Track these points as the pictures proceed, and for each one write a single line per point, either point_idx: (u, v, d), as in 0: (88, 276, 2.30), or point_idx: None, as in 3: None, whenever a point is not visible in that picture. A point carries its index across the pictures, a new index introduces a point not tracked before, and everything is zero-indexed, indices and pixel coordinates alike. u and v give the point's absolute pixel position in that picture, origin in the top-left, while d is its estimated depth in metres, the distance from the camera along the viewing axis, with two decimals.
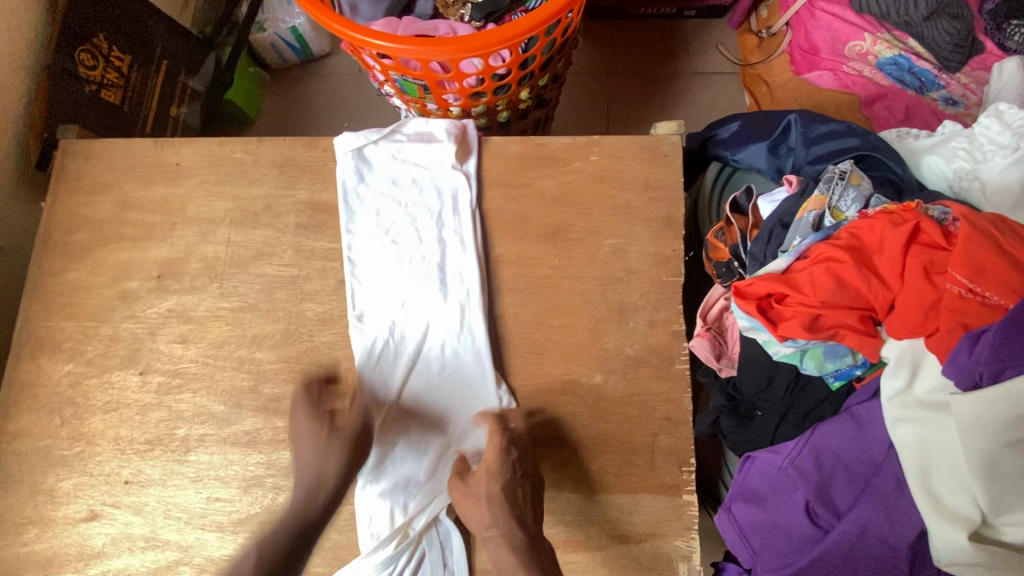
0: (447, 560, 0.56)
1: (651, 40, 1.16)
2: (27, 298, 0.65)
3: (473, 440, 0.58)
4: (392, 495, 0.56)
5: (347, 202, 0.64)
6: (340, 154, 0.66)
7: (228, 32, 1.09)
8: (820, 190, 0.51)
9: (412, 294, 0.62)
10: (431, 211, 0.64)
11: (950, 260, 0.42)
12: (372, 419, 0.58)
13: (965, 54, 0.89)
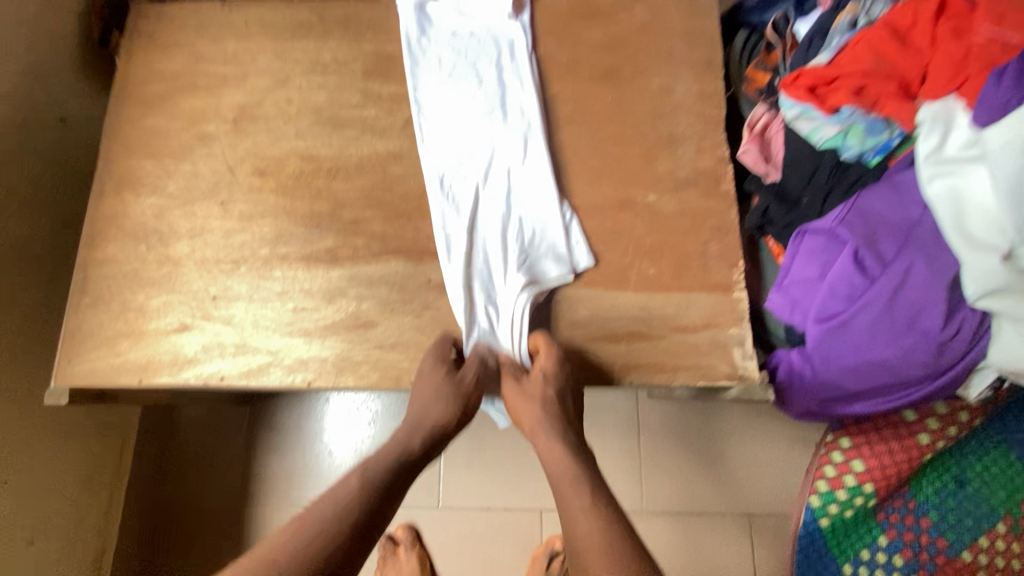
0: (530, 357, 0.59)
1: None
2: (107, 143, 0.68)
3: (543, 253, 0.62)
4: (473, 303, 0.60)
5: (416, 49, 0.69)
6: (405, 12, 0.70)
7: None
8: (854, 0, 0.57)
9: (477, 126, 0.66)
10: (492, 62, 0.69)
11: (974, 20, 0.49)
12: (445, 235, 0.62)
13: None
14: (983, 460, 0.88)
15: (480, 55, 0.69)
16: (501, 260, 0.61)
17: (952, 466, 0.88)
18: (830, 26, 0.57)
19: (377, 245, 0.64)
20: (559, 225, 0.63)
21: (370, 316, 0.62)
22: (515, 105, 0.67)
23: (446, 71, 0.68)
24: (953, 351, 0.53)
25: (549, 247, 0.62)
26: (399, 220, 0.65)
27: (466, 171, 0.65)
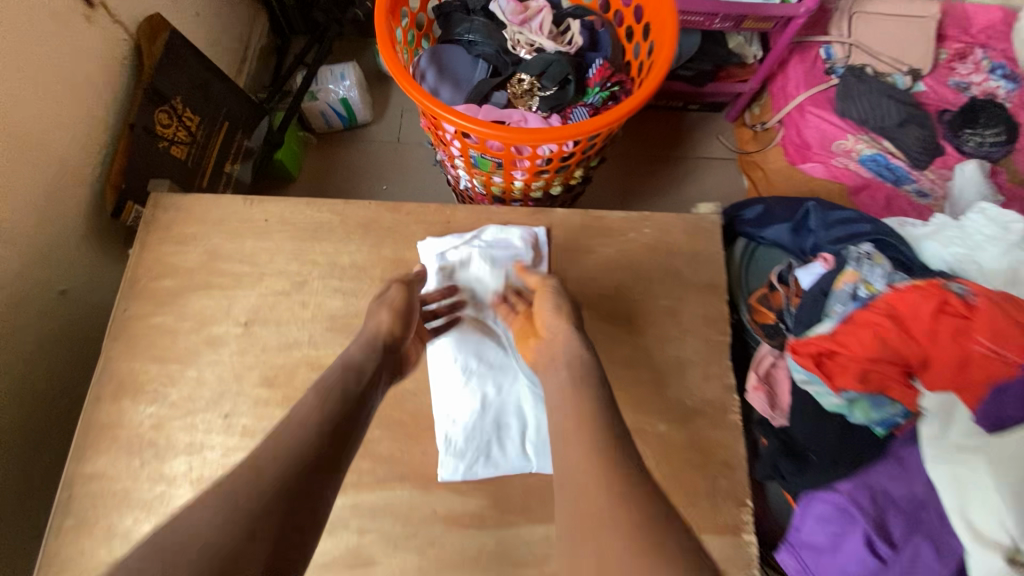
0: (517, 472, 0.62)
1: (659, 128, 1.31)
2: (111, 341, 0.67)
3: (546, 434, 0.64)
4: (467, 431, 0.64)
5: (434, 274, 0.70)
6: (427, 258, 0.72)
7: (281, 99, 1.20)
8: (852, 266, 0.62)
9: (493, 348, 0.68)
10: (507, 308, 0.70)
11: (974, 326, 0.52)
12: (454, 465, 0.62)
13: (931, 155, 1.08)
14: None
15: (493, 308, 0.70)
16: (501, 424, 0.65)
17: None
18: (831, 289, 0.61)
19: (383, 470, 0.62)
20: None
21: (371, 552, 0.59)
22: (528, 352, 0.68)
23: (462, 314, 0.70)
24: None
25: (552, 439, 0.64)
26: (406, 442, 0.63)
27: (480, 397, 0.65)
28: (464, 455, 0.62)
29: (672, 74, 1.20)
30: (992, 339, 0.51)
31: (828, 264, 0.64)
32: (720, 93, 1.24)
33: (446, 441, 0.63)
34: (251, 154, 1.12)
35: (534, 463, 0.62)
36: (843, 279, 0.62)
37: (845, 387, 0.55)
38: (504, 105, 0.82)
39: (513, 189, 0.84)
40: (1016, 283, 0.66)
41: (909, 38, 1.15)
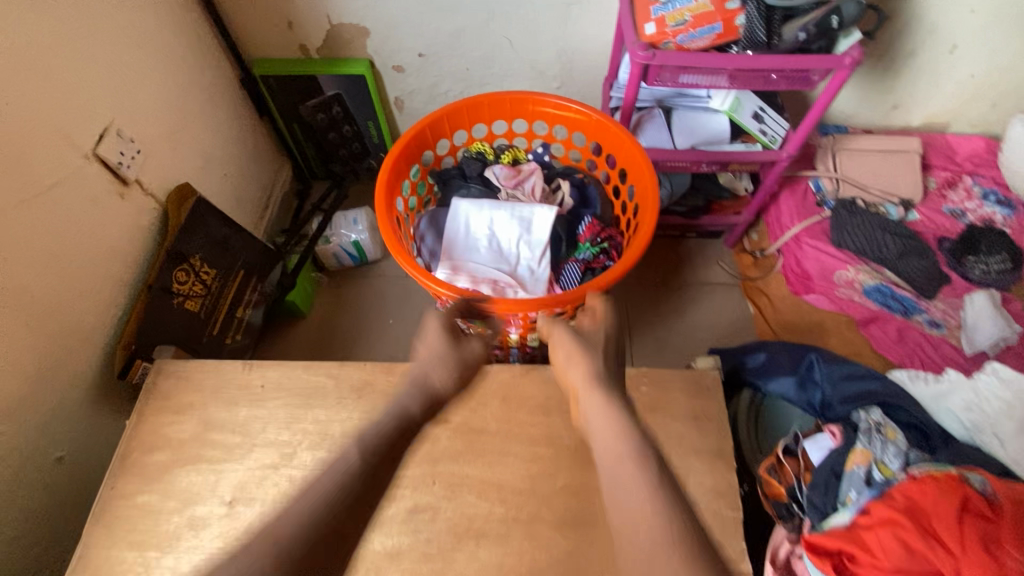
0: (529, 261, 0.80)
1: (659, 258, 1.35)
2: (92, 524, 0.66)
3: (537, 232, 0.81)
4: (476, 230, 0.82)
5: (457, 228, 0.82)
6: (459, 208, 0.83)
7: (297, 243, 1.27)
8: (864, 444, 0.68)
9: (497, 219, 0.82)
10: (505, 215, 0.82)
11: (1001, 532, 0.56)
12: (468, 240, 0.82)
13: (938, 285, 1.07)
14: None
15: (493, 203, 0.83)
16: (509, 244, 0.81)
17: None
18: (843, 470, 0.67)
19: None
20: (523, 220, 0.82)
21: None
22: (519, 223, 0.82)
23: (468, 206, 0.83)
24: None
25: (539, 230, 0.82)
26: None
27: (490, 265, 0.79)
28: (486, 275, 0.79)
29: (666, 209, 1.26)
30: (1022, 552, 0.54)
31: (837, 438, 0.71)
32: (716, 223, 1.29)
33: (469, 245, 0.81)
34: (264, 297, 1.17)
35: (534, 279, 0.79)
36: (855, 459, 0.68)
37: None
38: None
39: (509, 342, 0.85)
40: None
41: (895, 172, 1.19)
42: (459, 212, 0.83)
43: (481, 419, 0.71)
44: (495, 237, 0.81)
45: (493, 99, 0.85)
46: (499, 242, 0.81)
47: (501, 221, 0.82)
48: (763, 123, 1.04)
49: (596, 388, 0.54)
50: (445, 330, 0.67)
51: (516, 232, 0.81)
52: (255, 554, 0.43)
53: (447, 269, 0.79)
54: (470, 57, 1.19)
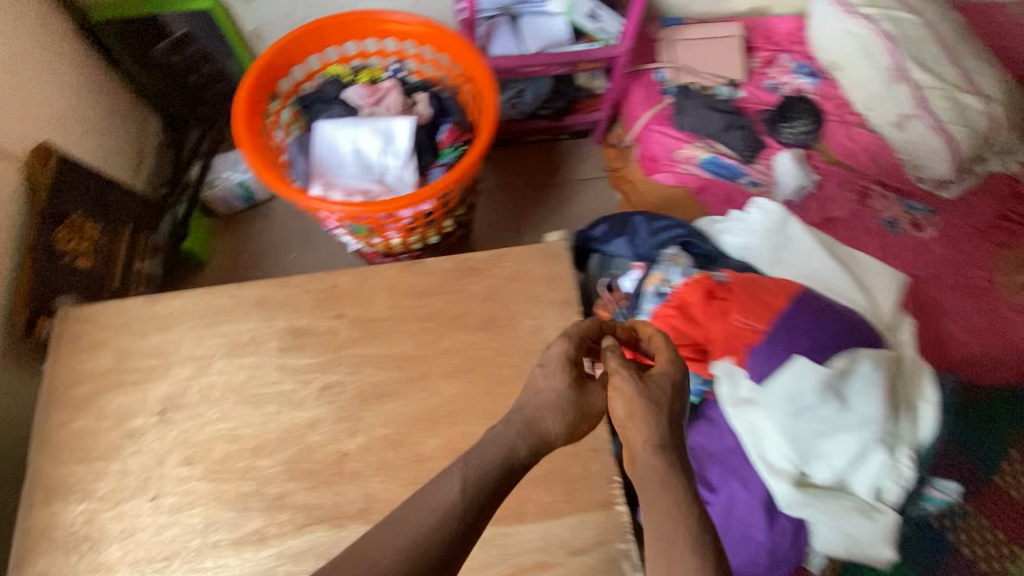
0: (396, 169, 0.90)
1: (535, 160, 1.48)
2: (38, 452, 0.75)
3: (399, 140, 0.90)
4: (343, 146, 0.90)
5: (325, 148, 0.90)
6: (324, 129, 0.91)
7: (180, 193, 1.28)
8: (657, 270, 0.89)
9: (361, 133, 0.91)
10: (368, 129, 0.91)
11: (732, 303, 0.80)
12: (337, 155, 0.90)
13: (755, 151, 1.27)
14: None
15: (356, 120, 0.92)
16: (374, 155, 0.90)
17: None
18: (643, 291, 0.87)
19: (302, 517, 0.72)
20: (384, 132, 0.91)
21: None
22: (382, 134, 0.90)
23: (333, 125, 0.91)
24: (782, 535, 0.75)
25: (400, 139, 0.90)
26: (320, 489, 0.73)
27: (360, 177, 0.89)
28: (357, 187, 0.88)
29: (533, 114, 1.37)
30: (746, 315, 0.79)
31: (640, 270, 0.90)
32: (581, 122, 1.42)
33: (338, 161, 0.90)
34: (157, 249, 1.20)
35: (401, 184, 0.89)
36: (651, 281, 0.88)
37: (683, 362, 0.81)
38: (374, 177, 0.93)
39: (393, 245, 0.97)
40: (780, 263, 0.89)
41: (722, 56, 1.35)
42: (324, 131, 0.91)
43: (373, 309, 0.84)
44: (361, 151, 0.90)
45: (335, 19, 0.91)
46: (365, 155, 0.90)
47: (365, 135, 0.90)
48: (599, 21, 1.14)
49: (656, 460, 0.56)
50: (570, 363, 0.63)
51: (379, 144, 0.90)
52: (396, 550, 0.48)
53: (321, 185, 0.89)
54: None
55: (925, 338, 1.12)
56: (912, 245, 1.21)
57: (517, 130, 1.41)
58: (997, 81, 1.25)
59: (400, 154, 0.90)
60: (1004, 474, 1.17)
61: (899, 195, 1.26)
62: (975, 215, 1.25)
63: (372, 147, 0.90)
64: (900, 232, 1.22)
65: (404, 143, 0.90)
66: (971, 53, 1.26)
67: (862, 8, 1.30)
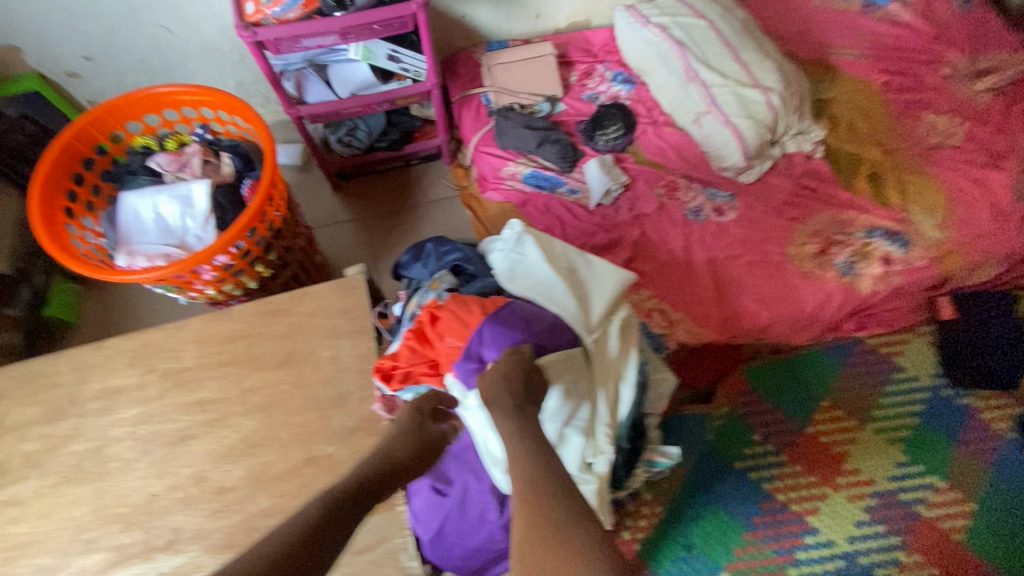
0: (195, 229, 0.99)
1: (391, 188, 1.58)
2: None
3: (197, 203, 0.99)
4: (145, 214, 0.99)
5: (130, 218, 0.99)
6: (127, 199, 1.00)
7: (40, 263, 1.33)
8: (417, 296, 0.95)
9: (160, 200, 0.99)
10: (167, 196, 0.99)
11: (445, 325, 0.82)
12: (140, 224, 0.99)
13: (571, 160, 1.39)
14: (700, 526, 1.19)
15: (157, 188, 1.01)
16: (174, 219, 0.99)
17: (674, 526, 1.20)
18: (403, 316, 0.96)
19: (116, 554, 0.82)
20: (184, 196, 1.00)
21: None
22: (181, 200, 0.99)
23: (135, 195, 1.00)
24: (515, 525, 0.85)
25: (199, 202, 0.99)
26: (131, 527, 0.83)
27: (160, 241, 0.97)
28: (158, 250, 0.97)
29: (372, 146, 1.46)
30: (455, 335, 0.81)
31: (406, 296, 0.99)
32: (423, 149, 1.52)
33: (141, 229, 0.99)
34: (17, 322, 1.26)
35: (200, 243, 0.98)
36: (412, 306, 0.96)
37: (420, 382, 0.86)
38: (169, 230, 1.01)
39: (212, 295, 1.06)
40: (516, 278, 0.88)
41: (538, 74, 1.49)
42: (127, 201, 1.00)
43: (181, 359, 0.94)
44: (162, 216, 0.99)
45: (126, 98, 1.00)
46: (167, 220, 0.99)
47: (164, 201, 0.99)
48: (401, 62, 1.23)
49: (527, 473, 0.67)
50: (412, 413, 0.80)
51: (178, 208, 0.99)
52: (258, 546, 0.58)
53: (126, 253, 0.97)
54: (138, 49, 1.27)
55: (722, 313, 1.26)
56: (713, 229, 1.34)
57: (364, 162, 1.49)
58: (775, 75, 1.38)
59: (199, 215, 0.99)
60: (817, 424, 1.31)
61: (704, 184, 1.39)
62: (771, 196, 1.38)
63: (172, 212, 0.99)
64: (703, 220, 1.35)
65: (203, 205, 0.99)
66: (751, 50, 1.40)
67: (655, 18, 1.43)
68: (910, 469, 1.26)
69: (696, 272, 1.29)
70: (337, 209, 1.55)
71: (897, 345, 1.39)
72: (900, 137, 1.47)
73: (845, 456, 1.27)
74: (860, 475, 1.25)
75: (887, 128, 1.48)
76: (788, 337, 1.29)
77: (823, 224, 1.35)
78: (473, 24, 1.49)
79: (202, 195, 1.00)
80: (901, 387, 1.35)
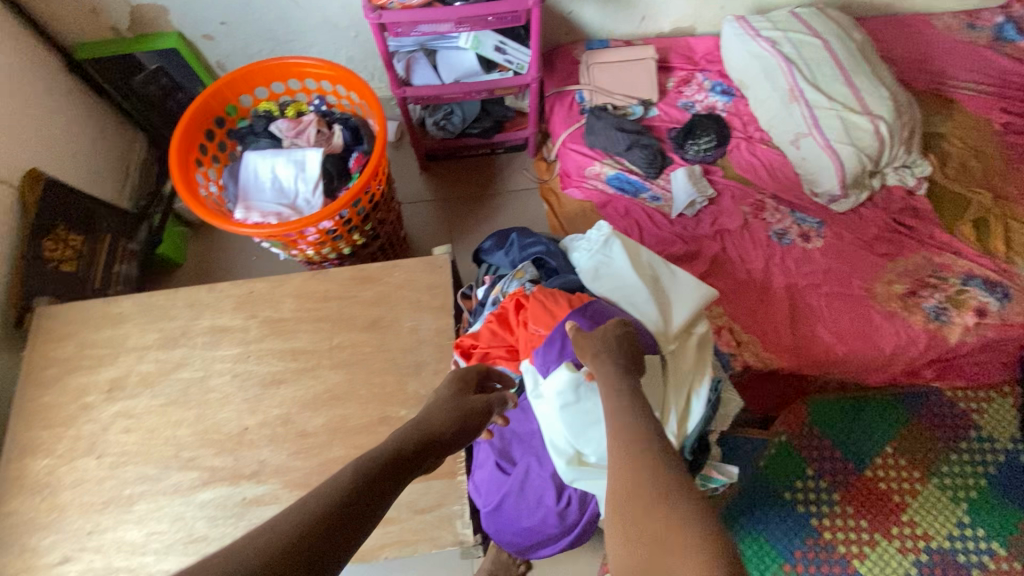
0: (306, 192, 1.07)
1: (474, 173, 1.63)
2: (15, 418, 0.96)
3: (309, 168, 1.08)
4: (263, 174, 1.08)
5: (250, 175, 1.09)
6: (249, 159, 1.09)
7: (156, 205, 1.50)
8: (501, 283, 1.00)
9: (278, 162, 1.08)
10: (284, 159, 1.08)
11: (530, 313, 0.86)
12: (258, 182, 1.08)
13: (658, 167, 1.39)
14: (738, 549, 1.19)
15: (276, 151, 1.10)
16: (288, 181, 1.08)
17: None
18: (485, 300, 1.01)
19: (208, 474, 0.92)
20: (299, 161, 1.08)
21: (201, 533, 0.88)
22: (296, 164, 1.08)
23: (256, 156, 1.09)
24: (571, 513, 0.89)
25: (311, 168, 1.07)
26: (223, 454, 0.93)
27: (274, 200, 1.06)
28: (271, 208, 1.06)
29: (464, 132, 1.51)
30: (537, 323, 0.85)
31: (489, 281, 1.04)
32: (511, 139, 1.55)
33: (259, 187, 1.08)
34: (134, 253, 1.42)
35: (309, 206, 1.06)
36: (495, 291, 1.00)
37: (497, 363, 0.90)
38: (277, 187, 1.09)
39: (311, 256, 1.14)
40: (599, 279, 0.91)
41: (636, 78, 1.49)
42: (249, 160, 1.09)
43: (280, 311, 1.03)
44: (278, 177, 1.08)
45: (259, 66, 1.09)
46: (282, 182, 1.08)
47: (281, 164, 1.08)
48: (506, 53, 1.28)
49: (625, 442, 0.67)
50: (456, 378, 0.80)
51: (293, 171, 1.08)
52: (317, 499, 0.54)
53: (244, 207, 1.07)
54: (267, 19, 1.37)
55: (795, 341, 1.23)
56: (796, 255, 1.31)
57: (454, 146, 1.55)
58: (887, 103, 1.32)
59: (310, 180, 1.07)
60: (876, 468, 1.27)
61: (793, 208, 1.36)
62: (864, 229, 1.33)
63: (287, 175, 1.08)
64: (787, 243, 1.32)
65: (314, 171, 1.07)
66: (864, 75, 1.34)
67: (766, 31, 1.40)
68: (971, 531, 1.21)
69: (772, 296, 1.27)
70: (421, 187, 1.62)
71: (978, 403, 1.32)
72: (1014, 183, 1.37)
73: (902, 507, 1.23)
74: (917, 528, 1.21)
75: (1001, 172, 1.39)
76: (859, 376, 1.25)
77: (915, 265, 1.29)
78: (578, 22, 1.51)
79: (314, 162, 1.08)
80: (976, 447, 1.28)
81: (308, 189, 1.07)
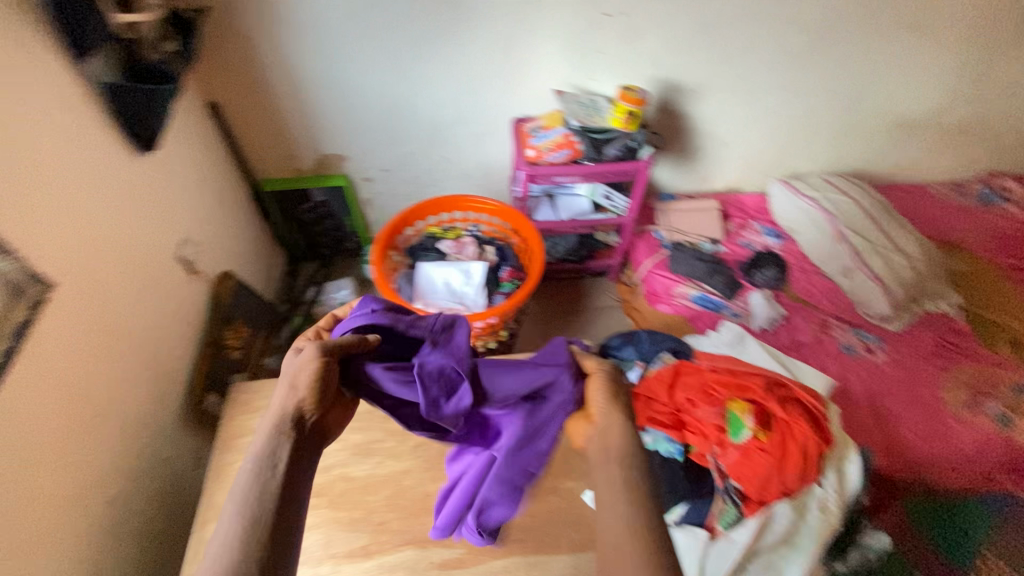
0: (473, 295, 1.31)
1: (566, 294, 1.89)
2: (212, 481, 1.06)
3: (474, 277, 1.33)
4: (436, 279, 1.33)
5: (425, 279, 1.33)
6: (424, 266, 1.35)
7: (298, 308, 1.73)
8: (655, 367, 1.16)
9: (449, 270, 1.34)
10: (454, 268, 1.34)
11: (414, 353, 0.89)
12: (433, 285, 1.32)
13: (734, 290, 1.66)
14: None
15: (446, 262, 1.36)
16: (457, 285, 1.32)
17: None
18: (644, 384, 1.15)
19: (396, 538, 0.99)
20: (466, 269, 1.34)
21: None
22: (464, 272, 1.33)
23: (430, 264, 1.35)
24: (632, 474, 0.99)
25: (477, 276, 1.32)
26: (409, 518, 1.01)
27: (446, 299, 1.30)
28: (444, 306, 1.29)
29: (564, 258, 1.80)
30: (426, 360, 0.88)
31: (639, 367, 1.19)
32: (599, 265, 1.85)
33: (433, 289, 1.32)
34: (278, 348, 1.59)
35: (474, 306, 1.29)
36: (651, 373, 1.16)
37: (657, 430, 1.03)
38: (446, 289, 1.32)
39: None
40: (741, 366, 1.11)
41: (705, 222, 1.84)
42: (424, 267, 1.34)
43: None
44: (449, 282, 1.33)
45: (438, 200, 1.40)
46: (452, 286, 1.32)
47: (451, 272, 1.33)
48: (612, 200, 1.62)
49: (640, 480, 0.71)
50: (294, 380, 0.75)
51: (462, 278, 1.33)
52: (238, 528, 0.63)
53: (420, 304, 1.30)
54: (419, 169, 1.73)
55: (883, 443, 1.38)
56: (866, 365, 1.51)
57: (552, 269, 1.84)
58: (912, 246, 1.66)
59: (476, 285, 1.32)
60: None
61: (854, 326, 1.60)
62: (918, 345, 1.56)
63: (457, 281, 1.32)
64: (856, 355, 1.53)
65: (480, 279, 1.32)
66: (891, 225, 1.70)
67: (807, 191, 1.79)
68: None
69: (853, 400, 1.45)
70: None
71: None
72: None
73: None
74: None
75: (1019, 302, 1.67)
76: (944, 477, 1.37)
77: (971, 377, 1.49)
78: (655, 179, 1.90)
79: (480, 272, 1.33)
80: None
81: (474, 292, 1.31)
